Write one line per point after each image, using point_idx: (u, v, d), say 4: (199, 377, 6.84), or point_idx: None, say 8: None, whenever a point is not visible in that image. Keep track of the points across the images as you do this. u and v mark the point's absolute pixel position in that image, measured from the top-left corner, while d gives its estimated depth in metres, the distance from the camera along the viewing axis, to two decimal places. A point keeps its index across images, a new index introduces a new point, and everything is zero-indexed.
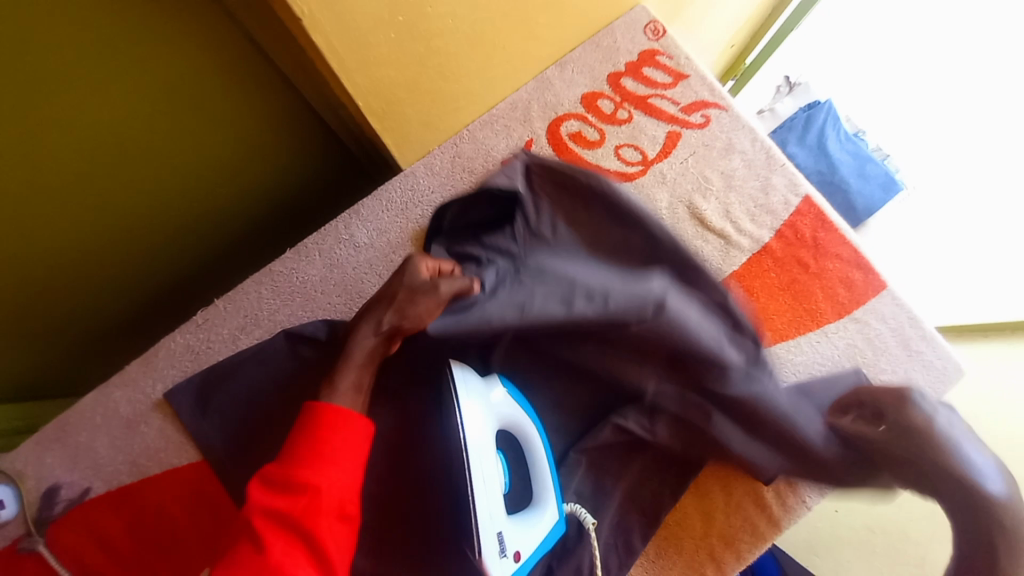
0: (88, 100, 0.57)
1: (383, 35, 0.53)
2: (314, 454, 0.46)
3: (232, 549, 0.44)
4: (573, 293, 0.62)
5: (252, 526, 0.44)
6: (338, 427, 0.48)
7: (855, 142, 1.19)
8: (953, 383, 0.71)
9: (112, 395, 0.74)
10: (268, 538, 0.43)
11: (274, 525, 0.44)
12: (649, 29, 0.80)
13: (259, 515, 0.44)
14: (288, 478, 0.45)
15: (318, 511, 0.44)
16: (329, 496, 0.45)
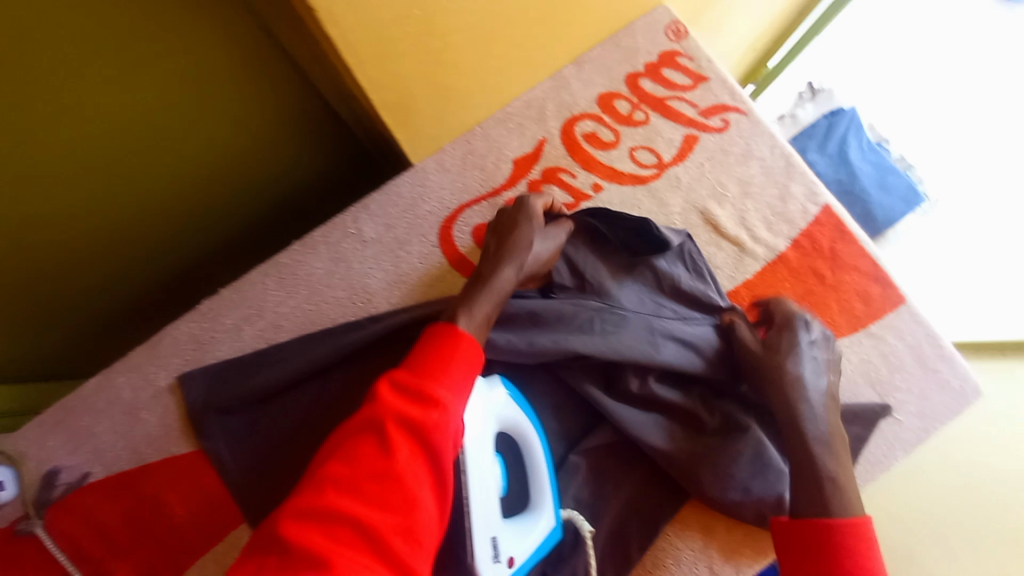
0: (101, 84, 0.56)
1: (399, 29, 0.52)
2: (441, 371, 0.49)
3: (358, 442, 0.46)
4: (572, 328, 0.64)
5: (383, 424, 0.46)
6: (463, 353, 0.51)
7: (878, 151, 1.16)
8: (970, 405, 0.69)
9: (114, 381, 0.73)
10: (392, 438, 0.45)
11: (401, 428, 0.46)
12: (671, 30, 0.77)
13: (386, 416, 0.46)
14: (417, 388, 0.48)
15: (442, 427, 0.46)
16: (452, 414, 0.48)
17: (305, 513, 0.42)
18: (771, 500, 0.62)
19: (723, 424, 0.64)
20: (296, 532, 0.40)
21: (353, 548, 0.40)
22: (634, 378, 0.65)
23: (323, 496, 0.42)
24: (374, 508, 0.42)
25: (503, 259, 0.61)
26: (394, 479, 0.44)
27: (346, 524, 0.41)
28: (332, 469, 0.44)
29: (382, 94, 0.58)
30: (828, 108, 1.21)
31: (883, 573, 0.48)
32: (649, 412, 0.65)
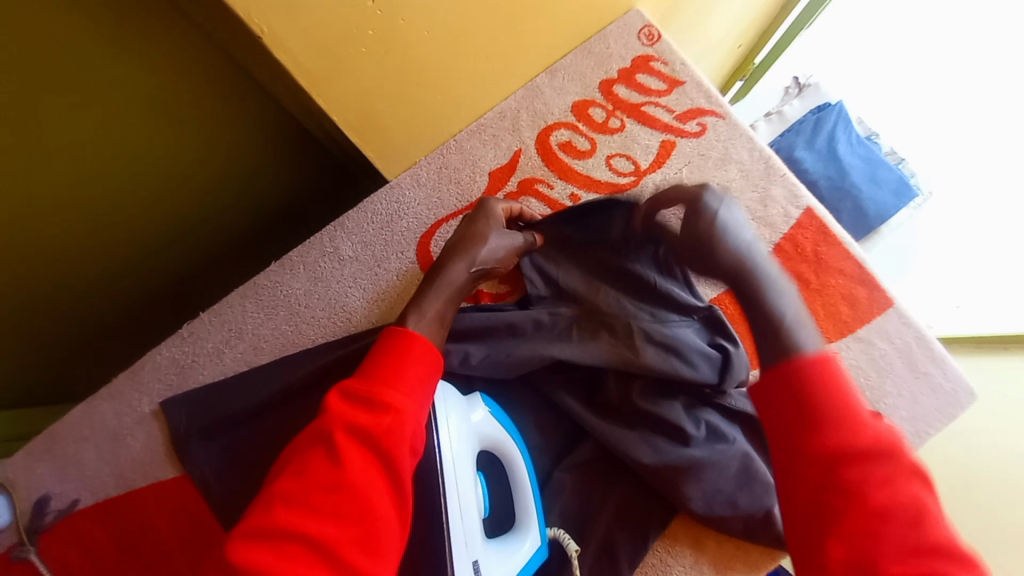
0: (64, 115, 0.57)
1: (354, 50, 0.52)
2: (390, 377, 0.50)
3: (309, 455, 0.47)
4: (551, 346, 0.65)
5: (334, 436, 0.46)
6: (414, 358, 0.51)
7: (868, 145, 1.14)
8: (964, 408, 0.67)
9: (99, 407, 0.74)
10: (342, 449, 0.46)
11: (351, 439, 0.46)
12: (644, 34, 0.76)
13: (336, 427, 0.47)
14: (366, 396, 0.48)
15: (391, 433, 0.47)
16: (404, 420, 0.48)
17: (258, 531, 0.43)
18: (759, 514, 0.61)
19: (709, 436, 0.63)
20: (249, 551, 0.41)
21: (305, 563, 0.41)
22: (613, 382, 0.65)
23: (275, 513, 0.43)
24: (326, 521, 0.43)
25: (452, 254, 0.62)
26: (345, 491, 0.44)
27: (298, 539, 0.42)
28: (284, 485, 0.45)
29: (344, 112, 0.58)
30: (816, 103, 1.20)
31: (856, 389, 0.43)
32: (632, 427, 0.64)
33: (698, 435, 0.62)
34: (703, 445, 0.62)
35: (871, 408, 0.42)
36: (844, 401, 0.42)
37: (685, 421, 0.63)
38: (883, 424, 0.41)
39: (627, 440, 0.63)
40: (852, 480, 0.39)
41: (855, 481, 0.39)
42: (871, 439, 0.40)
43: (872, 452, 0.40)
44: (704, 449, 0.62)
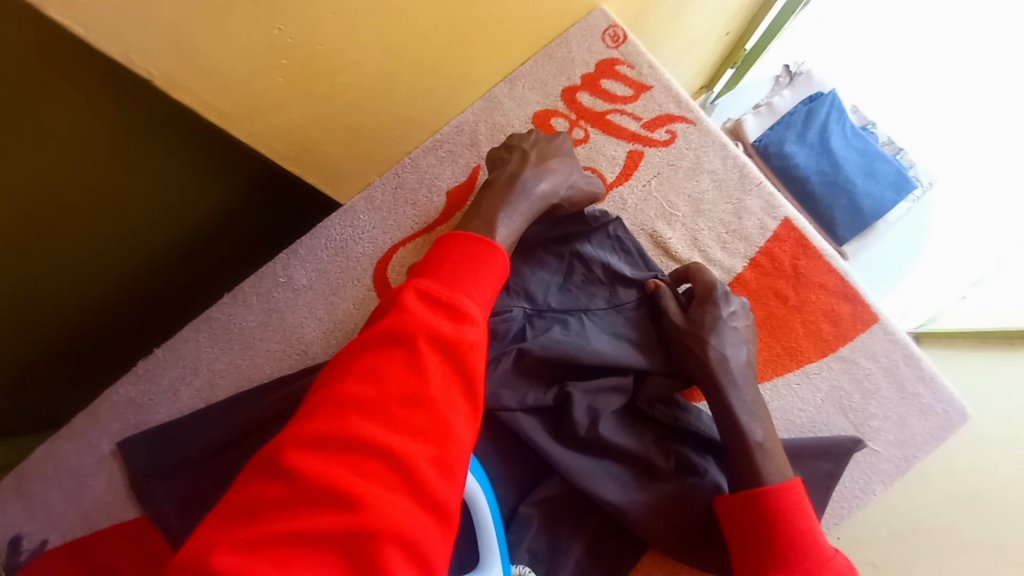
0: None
1: (269, 81, 0.48)
2: (466, 289, 0.47)
3: (380, 358, 0.41)
4: (509, 356, 0.62)
5: (412, 337, 0.42)
6: (483, 270, 0.49)
7: (864, 137, 1.09)
8: (956, 429, 0.63)
9: (60, 448, 0.72)
10: (422, 356, 0.41)
11: (432, 348, 0.42)
12: (608, 35, 0.71)
13: (414, 331, 0.42)
14: (445, 305, 0.45)
15: (472, 347, 0.43)
16: (479, 330, 0.45)
17: (326, 442, 0.37)
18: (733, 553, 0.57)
19: (678, 467, 0.59)
20: (312, 464, 0.36)
21: (383, 479, 0.36)
22: (579, 400, 0.60)
23: (346, 421, 0.38)
24: (403, 435, 0.38)
25: (540, 172, 0.62)
26: (424, 403, 0.40)
27: (373, 452, 0.37)
28: (352, 390, 0.40)
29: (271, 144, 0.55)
30: (807, 94, 1.13)
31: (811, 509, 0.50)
32: (598, 459, 0.60)
33: (666, 468, 0.59)
34: (672, 477, 0.59)
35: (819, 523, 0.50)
36: (798, 523, 0.48)
37: (651, 450, 0.60)
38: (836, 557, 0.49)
39: (592, 467, 0.59)
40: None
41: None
42: (823, 558, 0.48)
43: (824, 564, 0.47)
44: (672, 481, 0.59)
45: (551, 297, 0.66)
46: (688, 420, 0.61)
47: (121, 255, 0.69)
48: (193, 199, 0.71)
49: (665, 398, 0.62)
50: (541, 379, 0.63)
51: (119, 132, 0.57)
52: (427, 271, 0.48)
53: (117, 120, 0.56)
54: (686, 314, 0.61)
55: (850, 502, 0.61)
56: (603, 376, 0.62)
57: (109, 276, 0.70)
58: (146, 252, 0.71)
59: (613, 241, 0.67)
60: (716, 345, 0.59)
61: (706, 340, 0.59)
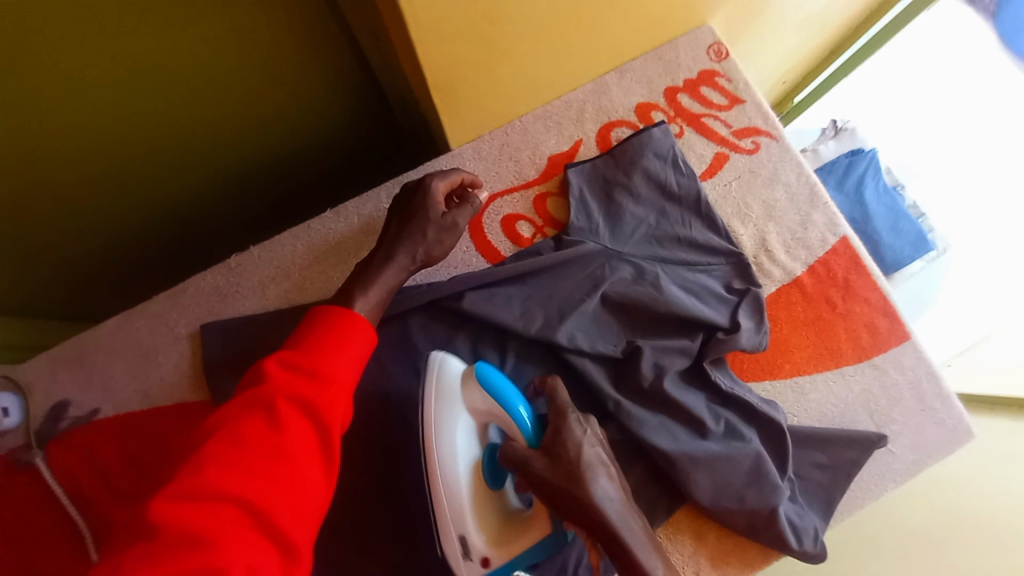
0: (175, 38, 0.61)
1: (464, 11, 0.55)
2: (331, 350, 0.50)
3: (244, 418, 0.45)
4: (594, 291, 0.70)
5: (273, 401, 0.46)
6: (348, 332, 0.51)
7: (894, 196, 1.18)
8: (962, 445, 0.70)
9: (134, 323, 0.75)
10: (283, 418, 0.45)
11: (292, 407, 0.46)
12: (713, 50, 0.80)
13: (273, 397, 0.46)
14: (310, 368, 0.48)
15: (334, 405, 0.47)
16: (340, 390, 0.48)
17: (186, 496, 0.40)
18: (764, 512, 0.63)
19: (725, 433, 0.66)
20: (172, 515, 0.39)
21: (237, 526, 0.41)
22: (647, 355, 0.67)
23: (205, 476, 0.42)
24: (259, 484, 0.42)
25: (396, 245, 0.63)
26: (283, 458, 0.44)
27: (229, 502, 0.41)
28: (214, 448, 0.43)
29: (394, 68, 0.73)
30: (850, 147, 1.26)
31: None
32: (654, 411, 0.66)
33: (713, 432, 0.65)
34: (720, 440, 0.65)
35: None
36: None
37: (702, 414, 0.66)
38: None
39: (642, 413, 0.66)
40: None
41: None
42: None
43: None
44: (720, 442, 0.65)
45: (631, 245, 0.73)
46: (738, 392, 0.67)
47: (248, 139, 0.80)
48: (318, 112, 0.81)
49: (719, 369, 0.69)
50: (612, 332, 0.70)
51: (289, 35, 0.67)
52: (293, 339, 0.51)
53: (294, 22, 0.65)
54: (550, 460, 0.50)
55: (866, 491, 0.68)
56: (670, 338, 0.69)
57: (234, 153, 0.81)
58: (265, 138, 0.81)
59: (703, 217, 0.74)
60: (593, 479, 0.49)
61: (592, 482, 0.49)
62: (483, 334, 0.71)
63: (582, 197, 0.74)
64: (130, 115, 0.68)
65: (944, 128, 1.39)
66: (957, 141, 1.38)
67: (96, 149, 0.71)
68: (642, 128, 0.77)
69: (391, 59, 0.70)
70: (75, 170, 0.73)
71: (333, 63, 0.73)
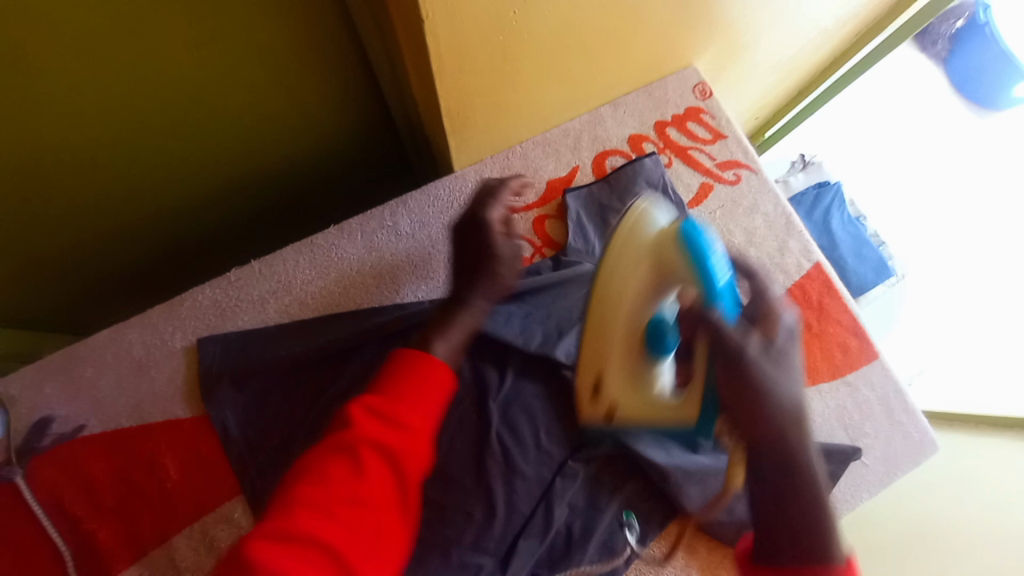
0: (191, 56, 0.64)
1: (482, 48, 0.59)
2: (412, 399, 0.54)
3: (329, 463, 0.50)
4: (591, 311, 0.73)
5: (358, 449, 0.50)
6: (430, 383, 0.55)
7: (857, 225, 1.28)
8: (927, 457, 0.76)
9: (127, 335, 0.73)
10: (366, 466, 0.50)
11: (375, 456, 0.50)
12: (698, 89, 0.87)
13: (358, 446, 0.50)
14: (391, 417, 0.52)
15: (413, 456, 0.52)
16: (418, 441, 0.53)
17: (276, 535, 0.45)
18: (750, 521, 0.67)
19: (714, 447, 0.69)
20: (268, 556, 0.44)
21: (320, 571, 0.45)
22: None
23: (294, 518, 0.46)
24: (341, 530, 0.47)
25: (470, 294, 0.64)
26: (363, 504, 0.48)
27: (314, 546, 0.45)
28: (304, 491, 0.48)
29: (404, 92, 0.76)
30: (817, 179, 1.37)
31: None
32: None
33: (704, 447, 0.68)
34: (709, 454, 0.68)
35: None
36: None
37: None
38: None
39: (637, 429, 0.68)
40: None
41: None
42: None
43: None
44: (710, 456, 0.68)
45: None
46: None
47: (253, 151, 0.82)
48: (326, 130, 0.84)
49: None
50: None
51: (303, 56, 0.70)
52: (377, 386, 0.55)
53: (309, 45, 0.68)
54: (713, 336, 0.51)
55: (842, 501, 0.73)
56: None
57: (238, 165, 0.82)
58: (271, 152, 0.83)
59: None
60: (775, 388, 0.48)
61: (771, 387, 0.48)
62: (483, 349, 0.73)
63: (578, 222, 0.79)
64: (136, 125, 0.70)
65: (900, 165, 1.52)
66: (911, 177, 1.51)
67: (100, 158, 0.72)
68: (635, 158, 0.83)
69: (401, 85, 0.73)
70: (75, 178, 0.73)
71: (346, 85, 0.77)
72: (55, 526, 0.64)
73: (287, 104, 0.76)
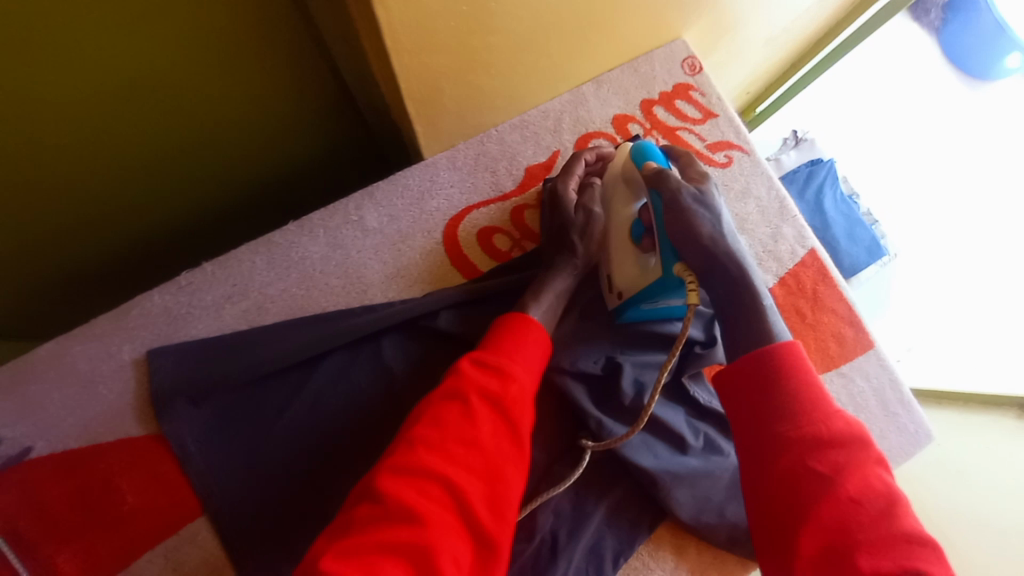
0: (115, 36, 0.56)
1: (444, 22, 0.53)
2: (513, 353, 0.56)
3: (442, 408, 0.51)
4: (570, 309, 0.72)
5: (467, 394, 0.52)
6: (526, 338, 0.58)
7: (850, 204, 1.24)
8: (922, 448, 0.74)
9: (71, 349, 0.67)
10: (476, 411, 0.51)
11: (483, 402, 0.52)
12: (687, 64, 0.81)
13: (468, 392, 0.52)
14: (494, 367, 0.54)
15: (520, 405, 0.53)
16: (523, 390, 0.54)
17: (402, 471, 0.47)
18: (743, 525, 0.63)
19: (705, 446, 0.66)
20: (392, 487, 0.46)
21: (442, 506, 0.47)
22: (627, 371, 0.66)
23: (416, 455, 0.48)
24: (459, 469, 0.48)
25: (566, 252, 0.68)
26: (477, 447, 0.50)
27: (436, 482, 0.47)
28: (421, 432, 0.50)
29: (365, 76, 0.69)
30: (809, 157, 1.32)
31: (509, 507, 0.49)
32: (636, 428, 0.66)
33: (693, 447, 0.65)
34: (699, 453, 0.65)
35: (494, 517, 0.48)
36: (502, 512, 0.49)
37: (683, 430, 0.66)
38: (913, 538, 0.42)
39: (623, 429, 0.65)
40: (831, 522, 0.44)
41: (832, 521, 0.44)
42: (875, 456, 0.48)
43: (877, 532, 0.42)
44: (700, 455, 0.65)
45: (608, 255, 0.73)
46: (716, 407, 0.69)
47: (203, 147, 0.75)
48: (282, 119, 0.76)
49: (697, 383, 0.70)
50: (592, 348, 0.69)
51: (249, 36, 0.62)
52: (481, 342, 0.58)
53: (255, 23, 0.61)
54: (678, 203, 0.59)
55: None
56: (650, 353, 0.69)
57: (187, 159, 0.75)
58: (226, 145, 0.76)
59: None
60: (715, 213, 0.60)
61: (703, 212, 0.59)
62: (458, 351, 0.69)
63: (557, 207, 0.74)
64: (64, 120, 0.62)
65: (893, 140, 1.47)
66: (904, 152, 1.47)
67: (25, 159, 0.64)
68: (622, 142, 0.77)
69: (360, 66, 0.66)
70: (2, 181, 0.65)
71: (302, 66, 0.69)
72: (13, 552, 0.58)
73: (234, 92, 0.69)
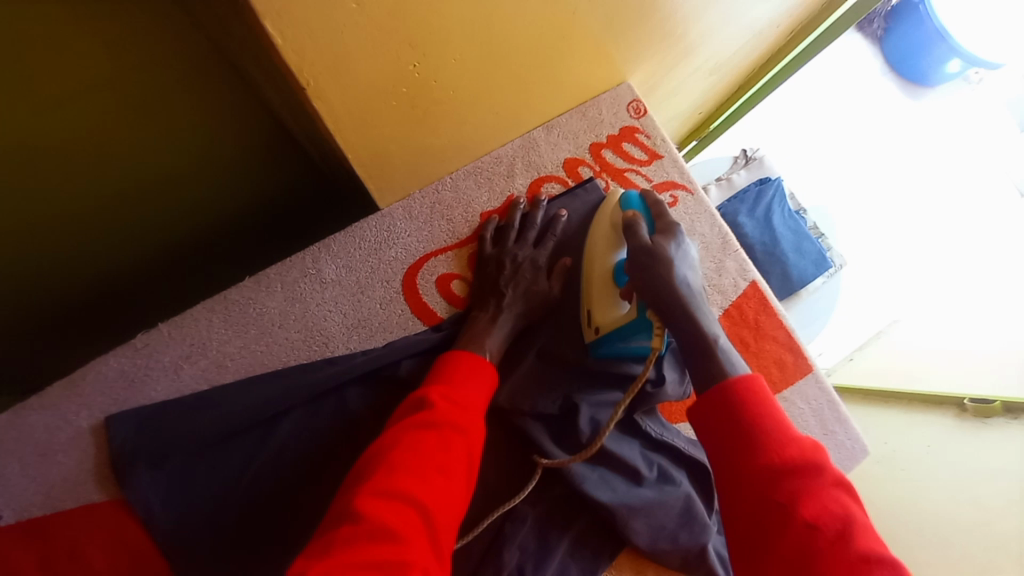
0: (58, 103, 0.57)
1: (384, 104, 0.57)
2: (474, 389, 0.61)
3: (417, 436, 0.54)
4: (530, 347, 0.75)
5: (439, 423, 0.55)
6: (485, 376, 0.63)
7: (798, 219, 1.31)
8: (859, 462, 0.79)
9: (26, 419, 0.66)
10: (449, 438, 0.55)
11: (453, 431, 0.56)
12: (632, 107, 0.84)
13: (441, 421, 0.56)
14: (458, 401, 0.59)
15: (479, 436, 0.58)
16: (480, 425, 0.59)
17: (381, 494, 0.49)
18: (695, 550, 0.66)
19: (658, 478, 0.70)
20: (372, 508, 0.47)
21: (416, 527, 0.48)
22: (584, 412, 0.69)
23: (396, 478, 0.50)
24: (432, 492, 0.51)
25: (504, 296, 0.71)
26: (446, 472, 0.53)
27: (413, 504, 0.49)
28: (398, 456, 0.52)
29: (315, 135, 0.70)
30: (758, 176, 1.36)
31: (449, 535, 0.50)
32: (594, 465, 0.70)
33: (647, 479, 0.69)
34: (653, 485, 0.69)
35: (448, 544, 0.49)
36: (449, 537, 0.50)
37: (637, 464, 0.70)
38: (871, 558, 0.40)
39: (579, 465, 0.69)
40: (790, 552, 0.42)
41: (791, 550, 0.42)
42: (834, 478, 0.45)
43: (834, 559, 0.40)
44: (654, 486, 0.69)
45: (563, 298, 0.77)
46: (667, 438, 0.74)
47: (159, 203, 0.75)
48: (238, 172, 0.78)
49: (650, 416, 0.75)
50: (551, 389, 0.72)
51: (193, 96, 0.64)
52: (442, 377, 0.61)
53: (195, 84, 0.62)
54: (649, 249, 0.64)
55: None
56: (604, 392, 0.73)
57: (139, 213, 0.75)
58: (178, 198, 0.76)
59: None
60: (672, 266, 0.62)
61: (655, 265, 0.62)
62: None
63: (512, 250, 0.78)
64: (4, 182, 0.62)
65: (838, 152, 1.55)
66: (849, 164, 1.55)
67: None
68: (574, 187, 0.82)
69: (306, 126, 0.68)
70: None
71: (248, 121, 0.71)
72: None
73: (185, 149, 0.70)
